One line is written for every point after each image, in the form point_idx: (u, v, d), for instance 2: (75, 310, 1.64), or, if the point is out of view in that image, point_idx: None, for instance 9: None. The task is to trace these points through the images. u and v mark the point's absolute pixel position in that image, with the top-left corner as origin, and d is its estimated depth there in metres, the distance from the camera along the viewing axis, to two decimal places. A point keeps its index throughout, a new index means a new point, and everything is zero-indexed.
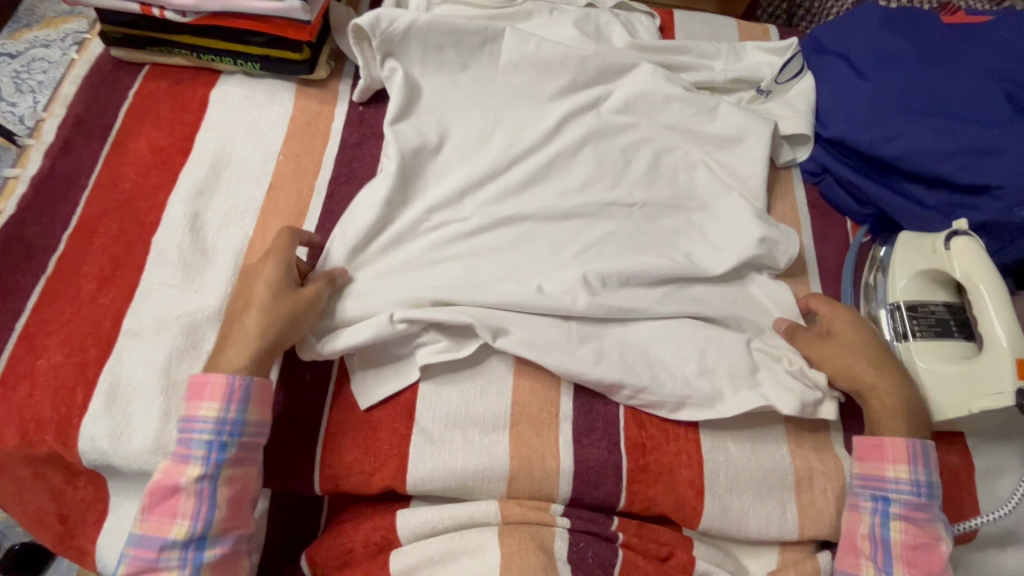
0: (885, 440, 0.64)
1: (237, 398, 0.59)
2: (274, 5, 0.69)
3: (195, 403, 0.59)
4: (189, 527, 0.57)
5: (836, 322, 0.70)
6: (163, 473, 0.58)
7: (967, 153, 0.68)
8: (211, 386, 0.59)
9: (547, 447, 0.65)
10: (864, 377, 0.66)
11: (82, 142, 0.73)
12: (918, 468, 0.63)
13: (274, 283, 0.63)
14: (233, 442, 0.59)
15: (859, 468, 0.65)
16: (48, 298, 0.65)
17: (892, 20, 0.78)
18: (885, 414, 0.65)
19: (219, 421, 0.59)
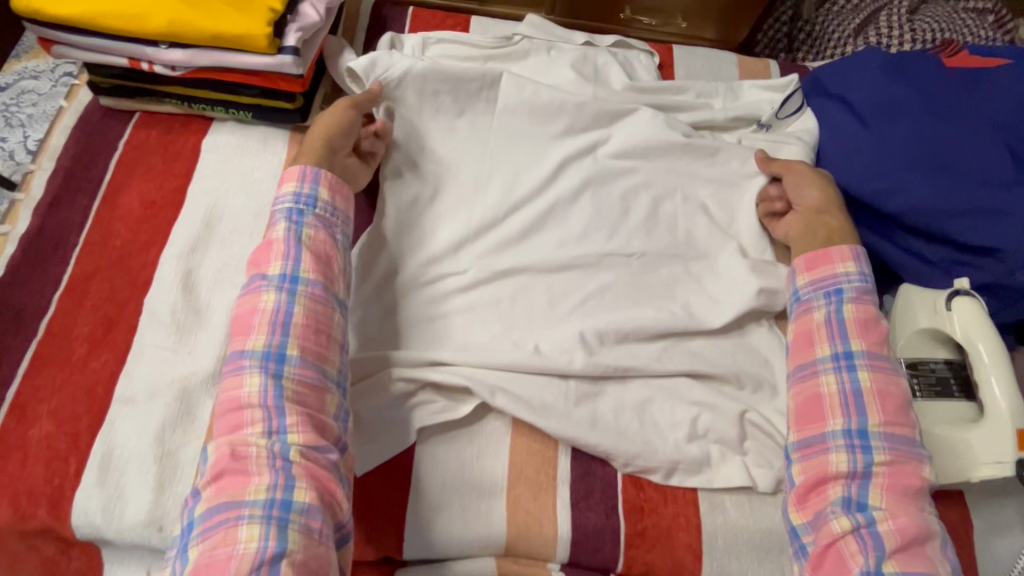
0: (830, 247, 0.70)
1: (310, 179, 0.69)
2: (265, 60, 0.67)
3: (281, 187, 0.69)
4: (283, 266, 0.64)
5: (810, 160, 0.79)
6: (262, 246, 0.67)
7: (970, 213, 0.68)
8: (294, 170, 0.70)
9: (544, 512, 0.65)
10: (818, 197, 0.74)
11: (72, 197, 0.72)
12: (859, 263, 0.69)
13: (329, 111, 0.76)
14: (312, 212, 0.68)
15: (808, 276, 0.71)
16: (39, 363, 0.64)
17: (895, 70, 0.78)
18: (836, 225, 0.72)
19: (297, 192, 0.68)
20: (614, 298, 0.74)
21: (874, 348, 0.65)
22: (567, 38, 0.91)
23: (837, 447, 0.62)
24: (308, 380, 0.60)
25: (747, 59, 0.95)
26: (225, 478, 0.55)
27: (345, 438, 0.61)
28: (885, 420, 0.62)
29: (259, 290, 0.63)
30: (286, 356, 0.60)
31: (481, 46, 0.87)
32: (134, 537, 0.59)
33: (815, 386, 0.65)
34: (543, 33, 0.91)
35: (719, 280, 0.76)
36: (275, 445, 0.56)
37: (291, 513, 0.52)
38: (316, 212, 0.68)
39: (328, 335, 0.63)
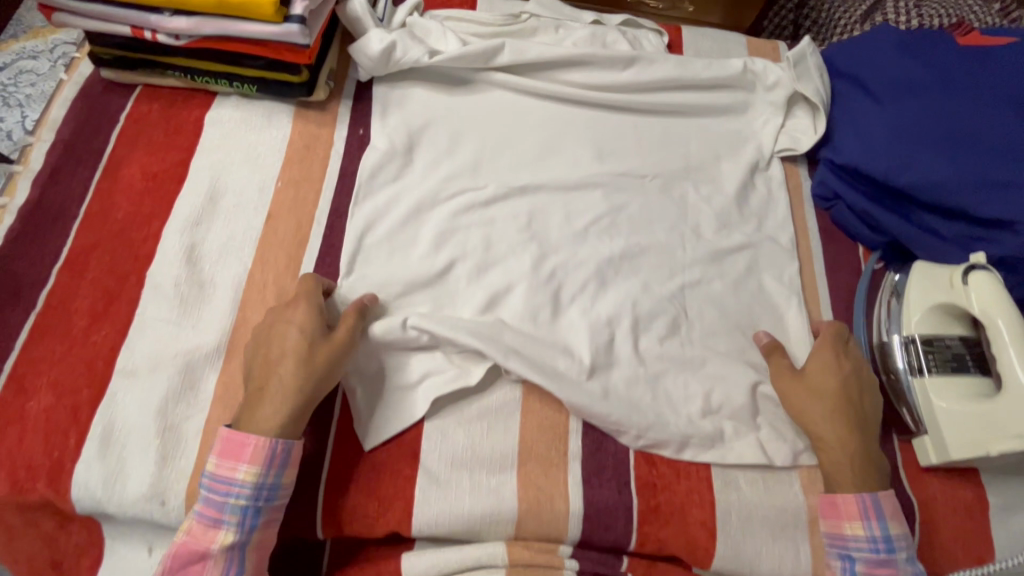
0: (837, 497, 0.62)
1: (276, 464, 0.57)
2: (270, 28, 0.66)
3: (233, 464, 0.56)
4: (234, 533, 0.56)
5: (811, 361, 0.68)
6: (215, 478, 0.56)
7: (984, 187, 0.67)
8: (251, 449, 0.57)
9: (556, 488, 0.63)
10: (814, 427, 0.65)
11: (72, 168, 0.71)
12: (871, 522, 0.61)
13: (301, 336, 0.61)
14: (267, 507, 0.57)
15: (822, 525, 0.63)
16: (38, 336, 0.62)
17: (909, 45, 0.77)
18: (832, 465, 0.64)
19: (256, 486, 0.56)
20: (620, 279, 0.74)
21: None
22: (575, 17, 0.90)
23: None
24: None
25: (756, 41, 0.94)
26: None
27: None
28: None
29: None
30: None
31: (490, 23, 0.86)
32: (137, 511, 0.57)
33: None
34: (551, 11, 0.90)
35: (731, 243, 0.77)
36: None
37: None
38: (287, 470, 0.58)
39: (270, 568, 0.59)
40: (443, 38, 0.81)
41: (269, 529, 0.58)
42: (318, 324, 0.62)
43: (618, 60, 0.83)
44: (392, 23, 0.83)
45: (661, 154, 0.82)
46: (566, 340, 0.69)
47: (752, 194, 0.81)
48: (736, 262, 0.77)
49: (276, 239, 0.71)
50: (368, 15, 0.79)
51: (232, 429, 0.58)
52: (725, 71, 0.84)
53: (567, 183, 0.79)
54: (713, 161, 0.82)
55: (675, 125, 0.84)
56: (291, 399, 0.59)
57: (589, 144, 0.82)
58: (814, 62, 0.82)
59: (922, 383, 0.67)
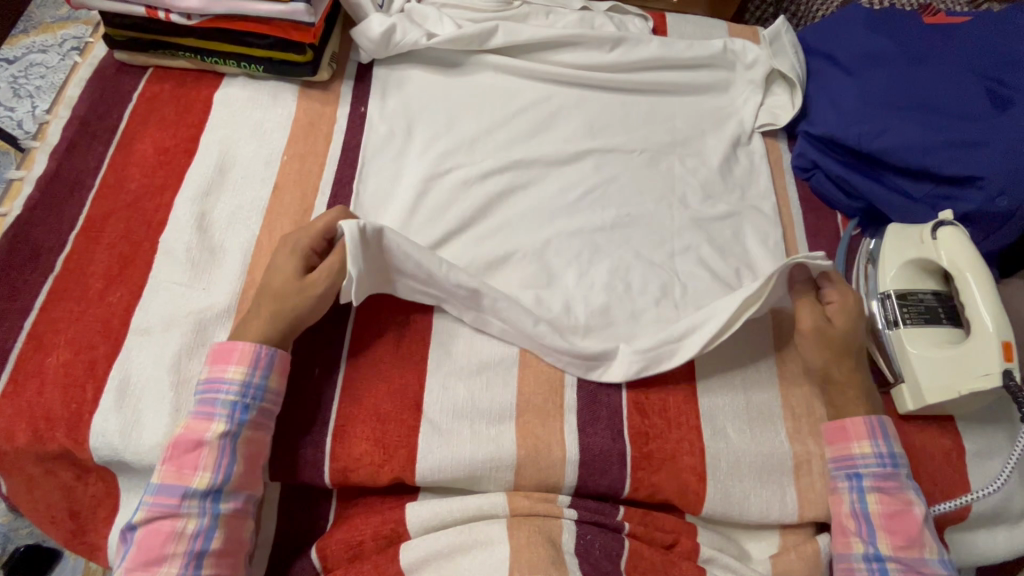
0: (846, 420, 0.66)
1: (263, 365, 0.60)
2: (280, 8, 0.72)
3: (222, 365, 0.60)
4: (226, 424, 0.58)
5: (837, 309, 0.68)
6: (210, 379, 0.60)
7: (950, 147, 0.71)
8: (239, 352, 0.60)
9: (553, 436, 0.66)
10: (837, 371, 0.67)
11: (87, 143, 0.75)
12: (878, 440, 0.64)
13: (286, 275, 0.63)
14: (256, 406, 0.60)
15: (829, 450, 0.66)
16: (56, 297, 0.65)
17: (876, 21, 0.81)
18: (846, 397, 0.67)
19: (244, 382, 0.59)
20: (612, 249, 0.75)
21: (903, 541, 0.62)
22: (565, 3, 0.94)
23: None
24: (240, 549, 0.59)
25: (737, 26, 0.99)
26: None
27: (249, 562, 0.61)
28: None
29: (177, 505, 0.56)
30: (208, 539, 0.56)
31: (483, 9, 0.90)
32: (151, 459, 0.60)
33: (849, 551, 0.63)
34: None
35: (717, 210, 0.80)
36: (206, 518, 0.56)
37: None
38: (274, 375, 0.61)
39: (261, 467, 0.60)
40: (439, 23, 0.86)
41: (259, 431, 0.60)
42: (300, 267, 0.64)
43: (606, 40, 0.86)
44: (390, 9, 0.87)
45: (649, 128, 0.86)
46: (563, 301, 0.71)
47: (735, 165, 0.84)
48: (722, 229, 0.79)
49: (282, 208, 0.74)
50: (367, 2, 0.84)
51: (222, 341, 0.62)
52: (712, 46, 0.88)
53: (559, 157, 0.81)
54: (698, 136, 0.86)
55: (661, 102, 0.88)
56: (270, 329, 0.62)
57: (579, 121, 0.85)
58: (789, 42, 0.87)
59: (898, 334, 0.70)
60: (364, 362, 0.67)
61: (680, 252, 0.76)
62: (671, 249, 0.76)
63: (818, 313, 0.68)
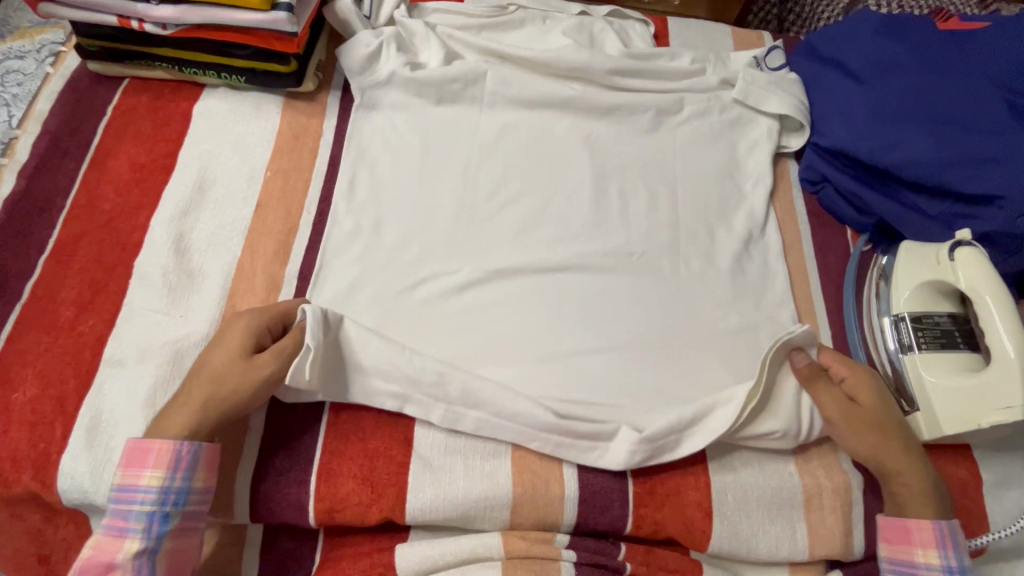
0: (910, 523, 0.60)
1: (183, 466, 0.55)
2: (259, 16, 0.67)
3: (136, 472, 0.54)
4: (142, 540, 0.53)
5: (860, 389, 0.64)
6: (121, 492, 0.54)
7: (967, 164, 0.68)
8: (155, 453, 0.55)
9: (550, 472, 0.62)
10: (885, 460, 0.62)
11: (58, 160, 0.71)
12: (947, 551, 0.59)
13: (230, 355, 0.58)
14: (177, 512, 0.55)
15: (887, 549, 0.61)
16: (23, 327, 0.62)
17: (889, 27, 0.77)
18: (902, 485, 0.61)
19: (162, 489, 0.54)
20: (613, 271, 0.71)
21: None
22: (563, 8, 0.90)
23: None
24: None
25: (742, 31, 0.95)
26: None
27: None
28: None
29: None
30: None
31: (476, 14, 0.86)
32: None
33: None
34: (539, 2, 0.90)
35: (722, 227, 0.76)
36: None
37: None
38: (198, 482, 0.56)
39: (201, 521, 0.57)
40: (428, 46, 0.81)
41: (182, 536, 0.55)
42: (248, 346, 0.59)
43: None
44: (379, 18, 0.82)
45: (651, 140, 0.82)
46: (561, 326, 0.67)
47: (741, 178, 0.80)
48: (728, 246, 0.75)
49: (265, 228, 0.70)
50: (355, 19, 0.80)
51: (139, 438, 0.56)
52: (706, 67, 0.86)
53: (557, 170, 0.77)
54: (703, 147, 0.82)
55: None
56: (196, 410, 0.57)
57: (580, 129, 0.80)
58: (792, 76, 0.83)
59: (913, 360, 0.67)
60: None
61: (685, 272, 0.73)
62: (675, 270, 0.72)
63: (839, 396, 0.64)
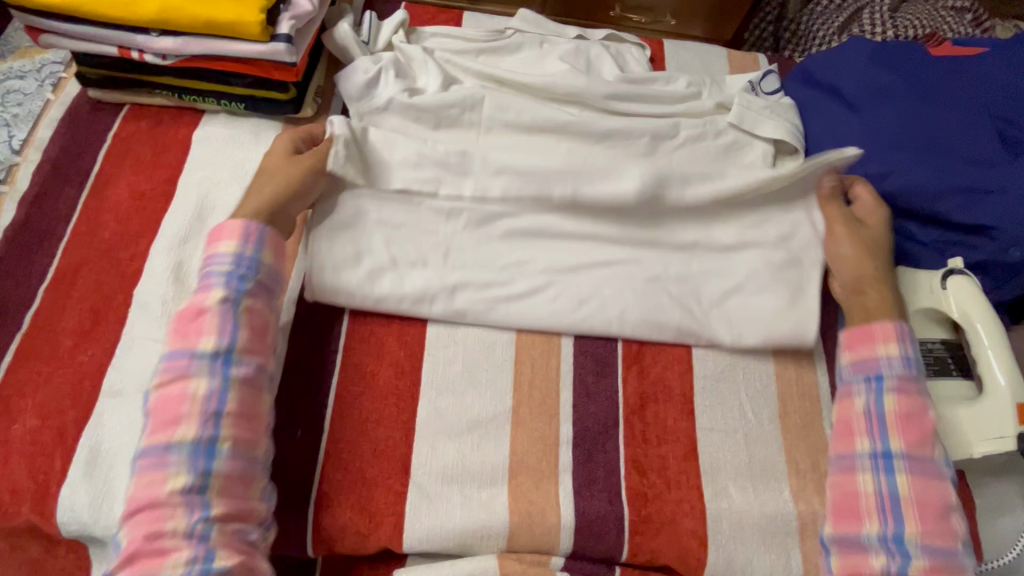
0: (873, 325, 0.64)
1: (252, 239, 0.62)
2: (259, 48, 0.68)
3: (214, 244, 0.61)
4: (215, 341, 0.57)
5: (863, 211, 0.71)
6: (164, 397, 0.56)
7: (963, 194, 0.69)
8: (229, 228, 0.62)
9: (547, 500, 0.63)
10: (862, 268, 0.68)
11: (59, 188, 0.71)
12: (905, 345, 0.63)
13: (281, 154, 0.68)
14: (249, 279, 0.60)
15: (850, 355, 0.65)
16: (23, 357, 0.62)
17: (882, 56, 0.79)
18: (871, 307, 0.66)
19: (236, 255, 0.61)
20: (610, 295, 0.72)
21: (917, 448, 0.59)
22: (559, 32, 0.91)
23: (874, 549, 0.56)
24: (237, 471, 0.55)
25: (737, 54, 0.96)
26: (138, 560, 0.52)
27: (269, 517, 0.57)
28: (924, 529, 0.56)
29: (169, 446, 0.54)
30: (215, 454, 0.54)
31: (474, 40, 0.87)
32: None
33: (851, 483, 0.60)
34: (536, 27, 0.91)
35: None
36: (201, 458, 0.54)
37: (213, 559, 0.51)
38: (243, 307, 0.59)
39: (269, 338, 0.60)
40: (426, 69, 0.82)
41: (253, 338, 0.59)
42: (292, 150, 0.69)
43: None
44: (376, 43, 0.84)
45: None
46: None
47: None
48: None
49: None
50: (354, 45, 0.80)
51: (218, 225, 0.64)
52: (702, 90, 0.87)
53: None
54: None
55: None
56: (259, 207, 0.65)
57: (585, 151, 0.79)
58: (787, 102, 0.83)
59: None
60: (349, 423, 0.64)
61: None
62: None
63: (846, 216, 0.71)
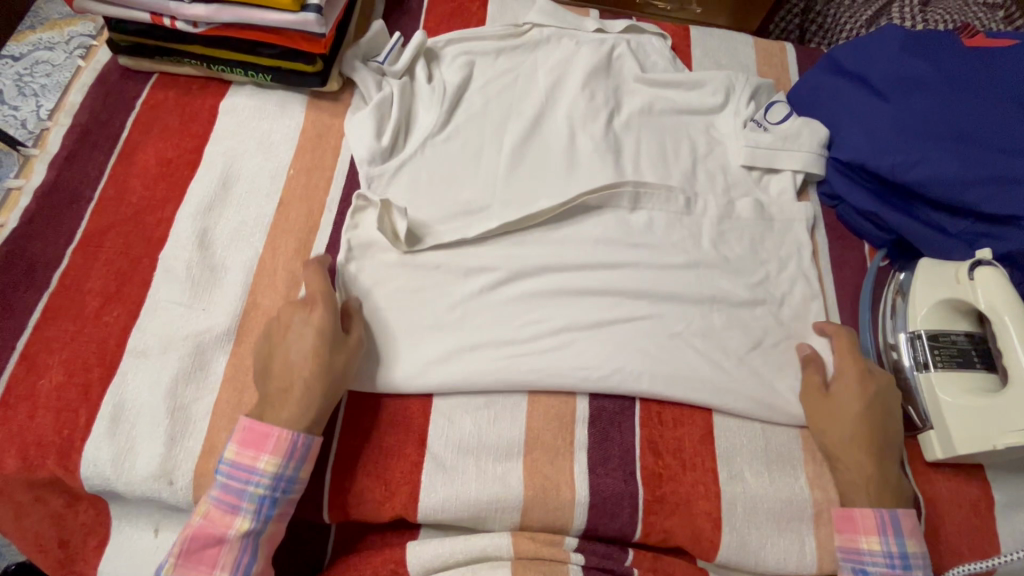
0: (853, 508, 0.62)
1: (297, 456, 0.57)
2: (289, 17, 0.69)
3: (254, 455, 0.56)
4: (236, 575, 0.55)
5: (840, 387, 0.66)
6: None
7: (993, 183, 0.68)
8: (273, 441, 0.56)
9: (562, 477, 0.63)
10: (839, 450, 0.64)
11: (87, 152, 0.72)
12: (887, 537, 0.60)
13: (321, 330, 0.60)
14: (286, 498, 0.57)
15: (839, 540, 0.62)
16: (51, 315, 0.63)
17: (913, 43, 0.77)
18: (846, 485, 0.64)
19: (276, 476, 0.56)
20: (631, 277, 0.71)
21: None
22: (578, 25, 0.89)
23: None
24: None
25: (763, 43, 0.95)
26: None
27: None
28: None
29: None
30: None
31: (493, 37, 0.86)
32: (145, 489, 0.58)
33: None
34: (555, 19, 0.89)
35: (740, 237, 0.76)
36: None
37: None
38: (263, 537, 0.57)
39: None
40: (433, 103, 0.79)
41: None
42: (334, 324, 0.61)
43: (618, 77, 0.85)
44: (395, 65, 0.80)
45: (670, 144, 0.81)
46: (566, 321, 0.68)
47: (780, 271, 0.75)
48: (748, 260, 0.75)
49: (288, 226, 0.71)
50: (367, 79, 0.79)
51: (252, 420, 0.58)
52: (726, 96, 0.85)
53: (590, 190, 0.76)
54: (723, 155, 0.82)
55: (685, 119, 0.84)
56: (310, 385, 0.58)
57: (609, 135, 0.80)
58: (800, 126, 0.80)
59: (929, 379, 0.67)
60: (367, 393, 0.65)
61: (705, 279, 0.72)
62: (690, 276, 0.72)
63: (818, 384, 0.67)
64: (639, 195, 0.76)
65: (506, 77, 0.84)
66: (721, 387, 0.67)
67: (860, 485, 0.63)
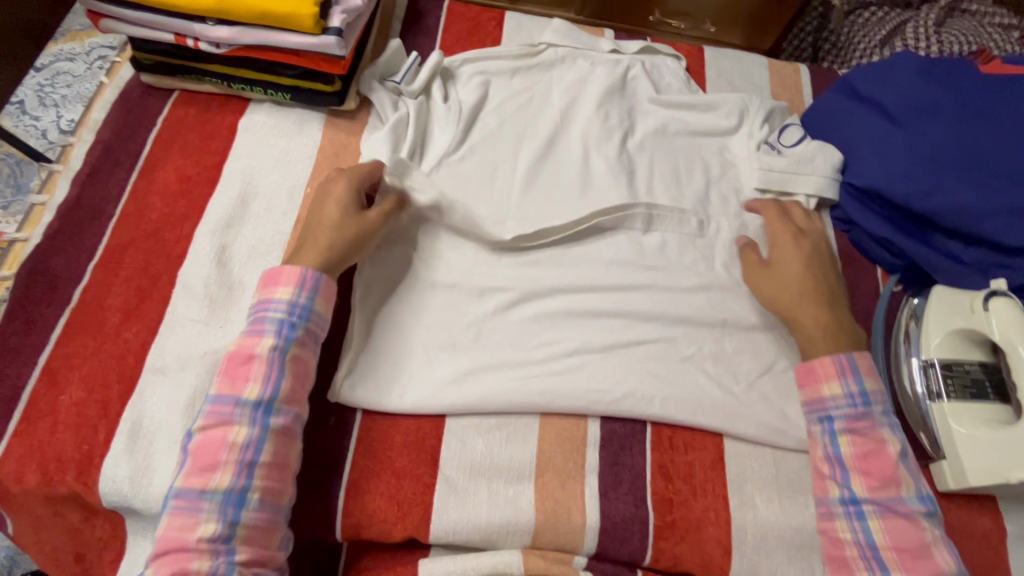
0: (813, 362, 0.65)
1: (308, 287, 0.62)
2: (309, 39, 0.70)
3: (271, 288, 0.62)
4: (259, 390, 0.57)
5: (781, 254, 0.72)
6: (204, 441, 0.56)
7: (1007, 215, 0.68)
8: (286, 273, 0.62)
9: (572, 500, 0.63)
10: (790, 303, 0.69)
11: (109, 169, 0.73)
12: (847, 379, 0.63)
13: (342, 203, 0.67)
14: (301, 325, 0.61)
15: (803, 398, 0.66)
16: (72, 331, 0.64)
17: (930, 70, 0.77)
18: (811, 334, 0.67)
19: (291, 301, 0.61)
20: (642, 300, 0.71)
21: (880, 491, 0.60)
22: (593, 46, 0.90)
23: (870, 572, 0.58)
24: (262, 523, 0.55)
25: (778, 65, 0.95)
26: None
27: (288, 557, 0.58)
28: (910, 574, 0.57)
29: (195, 516, 0.54)
30: (244, 501, 0.54)
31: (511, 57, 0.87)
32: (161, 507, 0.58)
33: (833, 529, 0.61)
34: (570, 39, 0.89)
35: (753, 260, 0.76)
36: (224, 526, 0.53)
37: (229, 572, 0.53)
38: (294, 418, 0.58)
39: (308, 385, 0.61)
40: (449, 122, 0.80)
41: (285, 444, 0.57)
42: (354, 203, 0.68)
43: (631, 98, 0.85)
44: (412, 84, 0.81)
45: (684, 166, 0.81)
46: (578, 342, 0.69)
47: None
48: None
49: None
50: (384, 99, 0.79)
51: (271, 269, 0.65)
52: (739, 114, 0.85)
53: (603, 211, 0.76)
54: (735, 177, 0.82)
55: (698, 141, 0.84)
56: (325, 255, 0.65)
57: (622, 156, 0.80)
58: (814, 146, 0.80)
59: (941, 408, 0.67)
60: (380, 413, 0.65)
61: (717, 303, 0.72)
62: (703, 299, 0.72)
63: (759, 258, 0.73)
64: (652, 216, 0.76)
65: (520, 97, 0.84)
66: (731, 409, 0.67)
67: (817, 331, 0.67)
